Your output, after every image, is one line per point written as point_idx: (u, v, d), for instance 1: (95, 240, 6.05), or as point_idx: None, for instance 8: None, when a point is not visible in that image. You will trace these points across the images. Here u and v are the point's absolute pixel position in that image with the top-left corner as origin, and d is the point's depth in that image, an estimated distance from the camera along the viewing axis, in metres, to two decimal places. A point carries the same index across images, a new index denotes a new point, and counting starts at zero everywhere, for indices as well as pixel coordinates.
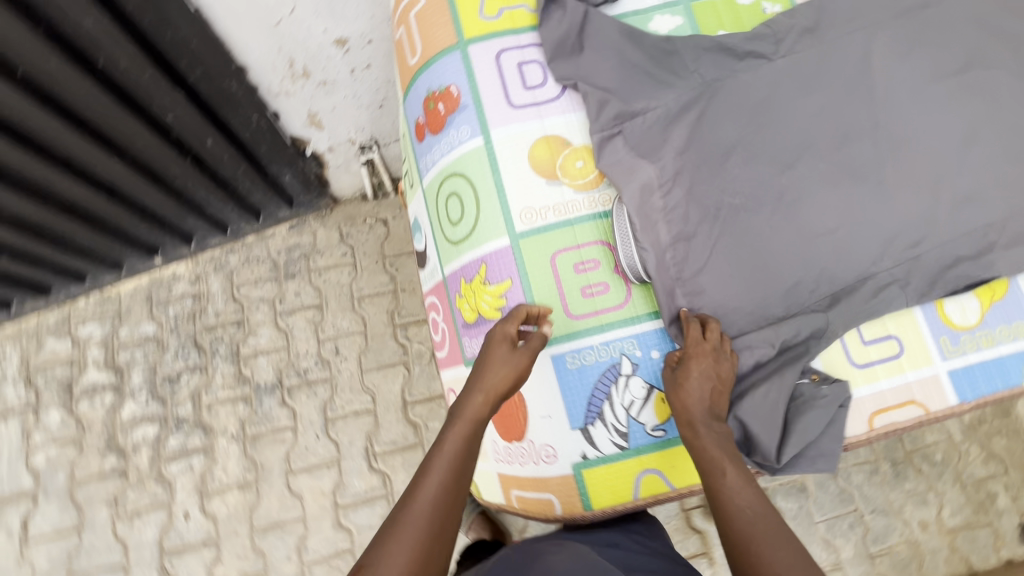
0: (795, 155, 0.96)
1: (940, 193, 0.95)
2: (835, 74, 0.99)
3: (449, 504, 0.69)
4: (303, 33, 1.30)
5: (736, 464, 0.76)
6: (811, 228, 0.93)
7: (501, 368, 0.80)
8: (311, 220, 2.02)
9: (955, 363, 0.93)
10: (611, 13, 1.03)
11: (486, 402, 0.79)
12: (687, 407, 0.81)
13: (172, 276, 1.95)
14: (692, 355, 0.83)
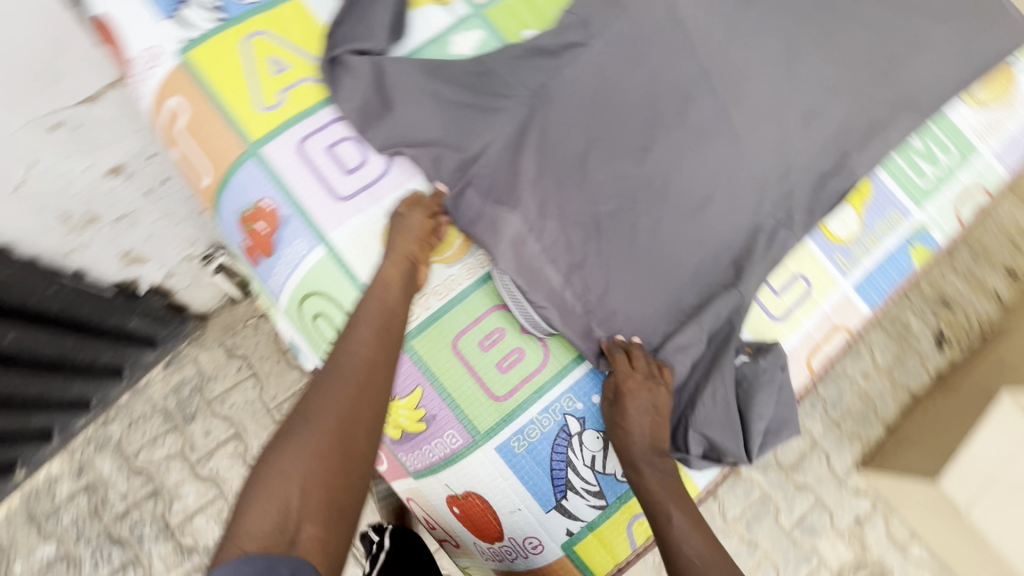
0: (647, 135, 0.91)
1: (784, 121, 0.95)
2: (652, 36, 0.94)
3: (379, 376, 0.69)
4: (63, 182, 1.04)
5: (676, 499, 0.76)
6: (689, 206, 0.89)
7: (400, 233, 0.81)
8: (185, 346, 1.63)
9: (856, 275, 0.95)
10: (403, 53, 0.90)
11: (396, 264, 0.80)
12: (632, 440, 0.79)
13: (47, 480, 1.52)
14: (627, 392, 0.79)
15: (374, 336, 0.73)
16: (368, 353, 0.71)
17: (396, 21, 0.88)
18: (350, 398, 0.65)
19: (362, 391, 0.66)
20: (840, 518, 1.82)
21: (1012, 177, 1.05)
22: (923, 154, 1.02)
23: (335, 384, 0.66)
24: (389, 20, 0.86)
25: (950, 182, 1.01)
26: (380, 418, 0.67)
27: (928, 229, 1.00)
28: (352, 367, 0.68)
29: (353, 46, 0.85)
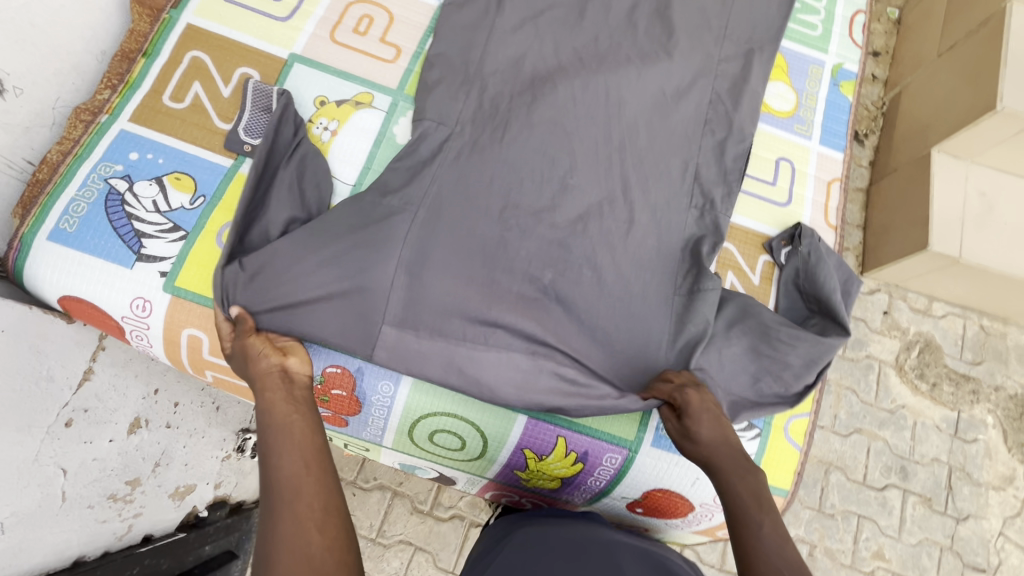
0: (609, 111, 0.93)
1: (702, 36, 1.00)
2: (557, 31, 0.96)
3: (313, 474, 0.66)
4: (94, 467, 0.98)
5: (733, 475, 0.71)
6: (675, 151, 0.94)
7: (242, 355, 0.76)
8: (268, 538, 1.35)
9: (816, 134, 1.06)
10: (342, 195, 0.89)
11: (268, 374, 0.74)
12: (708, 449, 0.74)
13: None
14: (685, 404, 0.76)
15: (285, 447, 0.68)
16: (295, 465, 0.66)
17: (300, 174, 0.85)
18: (302, 512, 0.62)
19: (301, 503, 0.63)
20: (873, 319, 2.04)
21: None
22: (802, 12, 1.14)
23: (284, 511, 0.62)
24: (290, 174, 0.84)
25: (834, 21, 1.14)
26: (332, 509, 0.64)
27: (843, 65, 1.12)
28: (285, 480, 0.65)
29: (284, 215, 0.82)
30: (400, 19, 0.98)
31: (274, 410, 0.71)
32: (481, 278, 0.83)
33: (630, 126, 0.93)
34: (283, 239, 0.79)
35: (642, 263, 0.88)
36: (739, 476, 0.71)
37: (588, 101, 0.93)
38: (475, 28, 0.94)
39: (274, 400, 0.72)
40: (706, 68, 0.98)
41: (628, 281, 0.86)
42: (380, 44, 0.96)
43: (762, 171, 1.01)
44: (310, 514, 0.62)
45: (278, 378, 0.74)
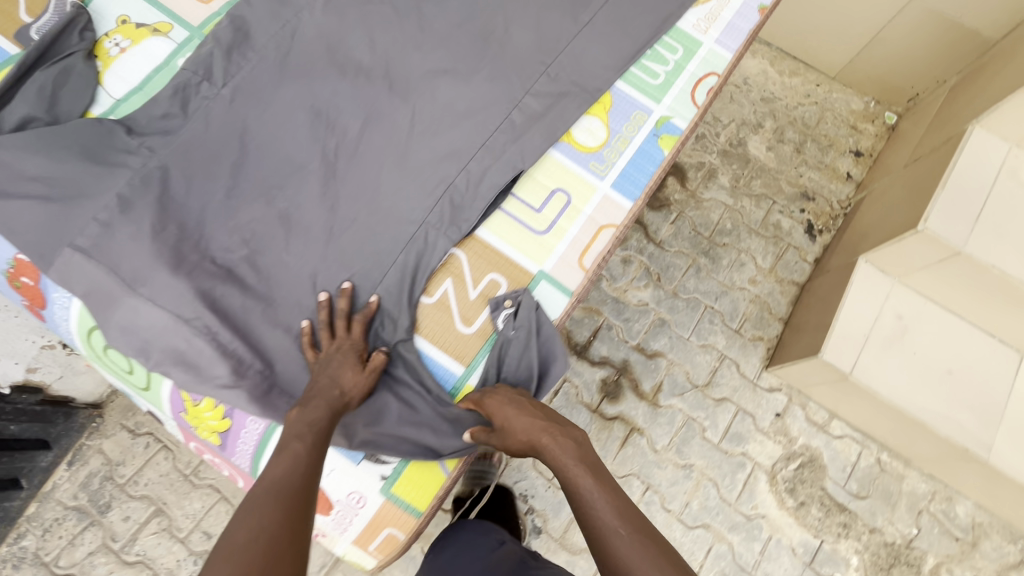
0: (384, 107, 0.97)
1: (506, 68, 1.04)
2: (366, 26, 1.02)
3: (300, 491, 0.67)
4: None
5: (601, 496, 0.74)
6: (433, 156, 0.96)
7: (336, 378, 0.80)
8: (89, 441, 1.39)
9: (610, 176, 1.03)
10: (100, 108, 0.93)
11: (320, 406, 0.77)
12: (529, 432, 0.80)
13: None
14: (491, 407, 0.83)
15: (287, 458, 0.71)
16: (292, 473, 0.69)
17: (60, 81, 0.90)
18: (269, 509, 0.63)
19: (275, 507, 0.64)
20: (761, 417, 1.78)
21: (741, 56, 1.16)
22: (650, 59, 1.12)
23: (259, 510, 0.63)
24: (48, 79, 0.89)
25: (680, 75, 1.11)
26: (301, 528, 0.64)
27: (671, 120, 1.08)
28: (276, 484, 0.67)
29: (25, 113, 0.86)
30: None
31: (305, 431, 0.74)
32: (188, 218, 0.88)
33: (396, 125, 0.97)
34: (14, 140, 0.84)
35: (354, 246, 0.90)
36: (557, 447, 0.80)
37: (366, 92, 0.97)
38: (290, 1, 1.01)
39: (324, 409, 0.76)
40: (505, 93, 1.02)
41: (335, 259, 0.89)
42: None
43: (531, 195, 0.99)
44: (274, 526, 0.62)
45: (330, 411, 0.77)
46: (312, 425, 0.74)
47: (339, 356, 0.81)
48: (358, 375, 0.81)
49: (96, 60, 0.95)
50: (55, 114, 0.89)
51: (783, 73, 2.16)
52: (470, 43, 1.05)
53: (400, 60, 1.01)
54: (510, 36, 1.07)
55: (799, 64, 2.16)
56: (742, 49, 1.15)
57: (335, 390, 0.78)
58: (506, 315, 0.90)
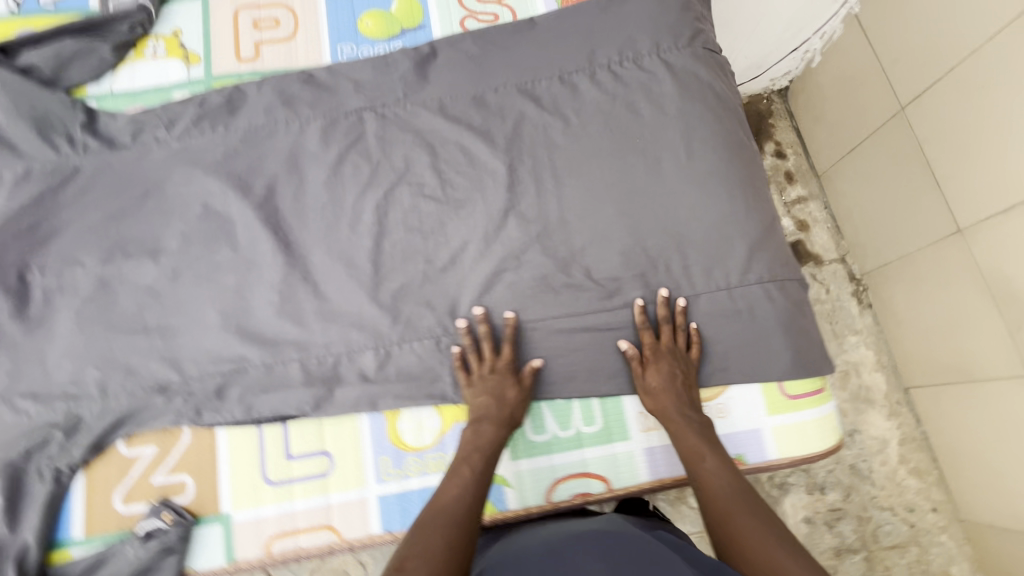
0: (266, 253, 0.92)
1: (405, 301, 0.92)
2: (330, 172, 0.97)
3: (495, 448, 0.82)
4: None
5: (722, 473, 0.77)
6: (257, 328, 0.89)
7: (494, 400, 0.85)
8: None
9: (388, 486, 0.85)
10: (94, 89, 1.00)
11: (461, 452, 0.81)
12: (660, 407, 0.85)
13: None
14: (651, 353, 0.88)
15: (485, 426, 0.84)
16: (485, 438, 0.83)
17: (81, 53, 0.98)
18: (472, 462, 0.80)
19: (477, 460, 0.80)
20: None
21: (663, 487, 0.87)
22: (554, 409, 0.89)
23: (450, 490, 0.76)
24: (71, 48, 0.97)
25: (567, 452, 0.87)
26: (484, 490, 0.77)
27: (506, 487, 0.86)
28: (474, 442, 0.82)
29: (35, 64, 0.97)
30: (290, 45, 1.03)
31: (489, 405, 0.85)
32: (45, 223, 0.91)
33: (260, 276, 0.91)
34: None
35: (121, 350, 0.87)
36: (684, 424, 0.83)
37: (265, 229, 0.92)
38: (291, 107, 0.98)
39: (506, 394, 0.86)
40: (378, 323, 0.90)
41: (98, 348, 0.87)
42: (252, 44, 1.02)
43: (299, 435, 0.86)
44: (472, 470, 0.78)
45: (498, 431, 0.83)
46: (475, 450, 0.81)
47: (498, 373, 0.87)
48: (513, 393, 0.86)
49: (127, 52, 1.01)
50: (57, 75, 0.98)
51: (898, 459, 1.60)
52: (400, 253, 0.94)
53: (327, 222, 0.95)
54: (441, 275, 0.93)
55: (931, 467, 1.59)
56: (662, 482, 0.87)
57: (484, 417, 0.84)
58: (148, 528, 0.79)
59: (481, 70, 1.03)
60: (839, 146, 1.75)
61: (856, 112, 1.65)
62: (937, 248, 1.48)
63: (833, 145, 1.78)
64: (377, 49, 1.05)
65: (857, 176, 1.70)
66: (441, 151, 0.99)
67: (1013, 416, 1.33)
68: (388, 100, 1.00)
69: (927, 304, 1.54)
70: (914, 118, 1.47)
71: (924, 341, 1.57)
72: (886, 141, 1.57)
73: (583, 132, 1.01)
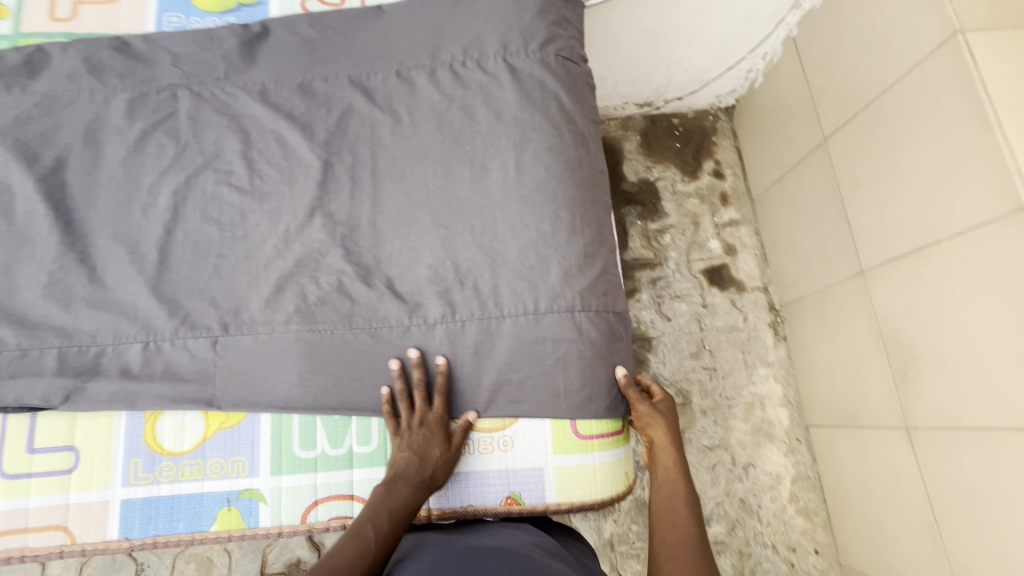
0: (41, 230, 0.85)
1: (187, 295, 0.86)
2: (131, 150, 0.91)
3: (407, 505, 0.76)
4: None
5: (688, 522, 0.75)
6: (18, 309, 0.83)
7: (416, 457, 0.79)
8: None
9: (135, 490, 0.80)
10: None
11: (368, 509, 0.74)
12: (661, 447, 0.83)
13: None
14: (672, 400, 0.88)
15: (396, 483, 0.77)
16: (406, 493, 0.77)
17: None
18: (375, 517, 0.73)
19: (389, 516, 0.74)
20: None
21: (432, 518, 0.82)
22: (329, 425, 0.84)
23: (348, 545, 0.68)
24: None
25: (334, 472, 0.82)
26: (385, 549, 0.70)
27: (263, 502, 0.81)
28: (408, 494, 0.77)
29: None
30: (112, 9, 0.96)
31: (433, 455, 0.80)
32: None
33: (31, 254, 0.85)
34: None
35: None
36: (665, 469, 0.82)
37: (45, 204, 0.86)
38: (98, 75, 0.92)
39: (434, 450, 0.80)
40: (153, 315, 0.85)
41: None
42: (69, 4, 0.95)
43: (44, 428, 0.80)
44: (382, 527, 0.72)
45: (413, 492, 0.77)
46: (384, 509, 0.74)
47: (440, 427, 0.82)
48: (437, 449, 0.80)
49: None
50: None
51: (789, 496, 1.56)
52: (193, 243, 0.88)
53: (119, 203, 0.88)
54: (233, 271, 0.88)
55: (820, 510, 1.54)
56: (432, 513, 0.82)
57: (400, 474, 0.78)
58: None
59: (313, 57, 0.96)
60: (770, 172, 1.70)
61: (788, 142, 1.59)
62: (840, 287, 1.43)
63: (767, 171, 1.72)
64: (209, 22, 0.98)
65: (782, 205, 1.65)
66: (255, 139, 0.93)
67: (887, 468, 1.30)
68: (206, 78, 0.94)
69: (830, 343, 1.49)
70: (831, 154, 1.41)
71: (823, 380, 1.52)
72: (810, 172, 1.52)
73: (413, 133, 0.94)
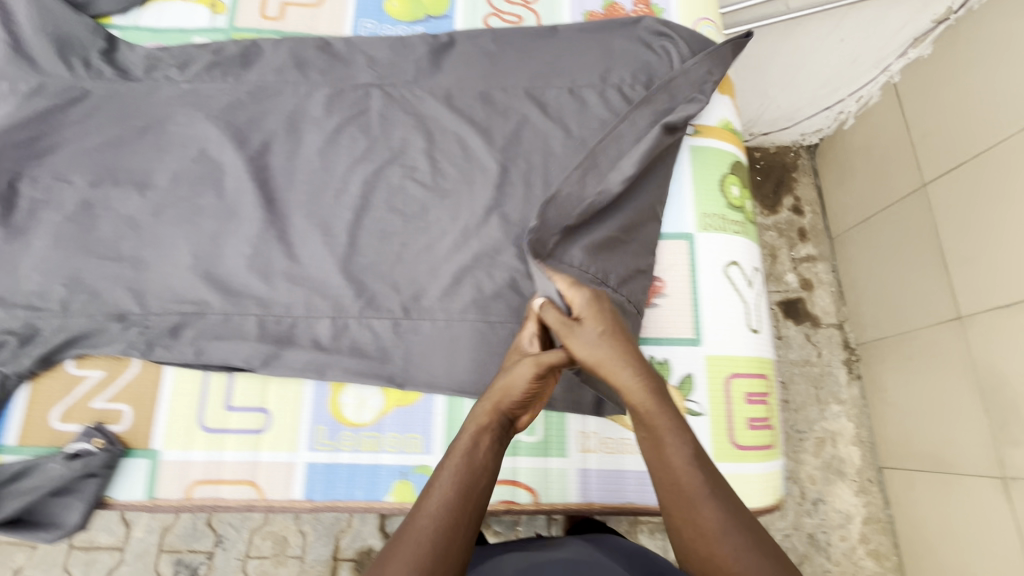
0: (247, 206, 0.93)
1: (372, 278, 0.92)
2: (327, 140, 0.98)
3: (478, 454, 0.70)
4: None
5: None
6: (223, 277, 0.90)
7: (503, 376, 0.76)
8: None
9: (319, 455, 0.85)
10: (121, 22, 1.03)
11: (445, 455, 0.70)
12: None
13: None
14: None
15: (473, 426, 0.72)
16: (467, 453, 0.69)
17: None
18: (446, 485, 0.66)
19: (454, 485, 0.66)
20: None
21: (590, 510, 0.86)
22: None
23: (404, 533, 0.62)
24: None
25: (502, 456, 0.87)
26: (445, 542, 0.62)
27: None
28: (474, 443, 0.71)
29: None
30: (315, 12, 1.05)
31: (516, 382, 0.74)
32: (45, 138, 0.94)
33: (238, 227, 0.92)
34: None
35: (90, 273, 0.89)
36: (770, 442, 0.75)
37: (252, 182, 0.94)
38: (303, 70, 1.00)
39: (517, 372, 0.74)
40: (342, 294, 0.91)
41: (69, 267, 0.89)
42: (277, 4, 1.04)
43: (241, 389, 0.87)
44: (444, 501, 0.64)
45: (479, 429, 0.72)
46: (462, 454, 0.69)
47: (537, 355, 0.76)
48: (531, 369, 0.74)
49: None
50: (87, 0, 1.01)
51: (858, 537, 1.55)
52: (379, 230, 0.94)
53: (315, 187, 0.95)
54: (414, 259, 0.94)
55: (891, 553, 1.53)
56: (591, 506, 0.85)
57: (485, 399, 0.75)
58: (77, 449, 0.80)
59: (493, 68, 1.03)
60: (854, 212, 1.70)
61: (879, 182, 1.59)
62: (929, 331, 1.43)
63: (850, 209, 1.72)
64: (399, 31, 1.07)
65: (865, 245, 1.66)
66: (438, 140, 0.99)
67: (976, 519, 1.30)
68: (397, 80, 1.01)
69: (912, 389, 1.49)
70: (933, 199, 1.42)
71: (902, 424, 1.52)
72: (903, 215, 1.52)
73: (584, 147, 1.00)
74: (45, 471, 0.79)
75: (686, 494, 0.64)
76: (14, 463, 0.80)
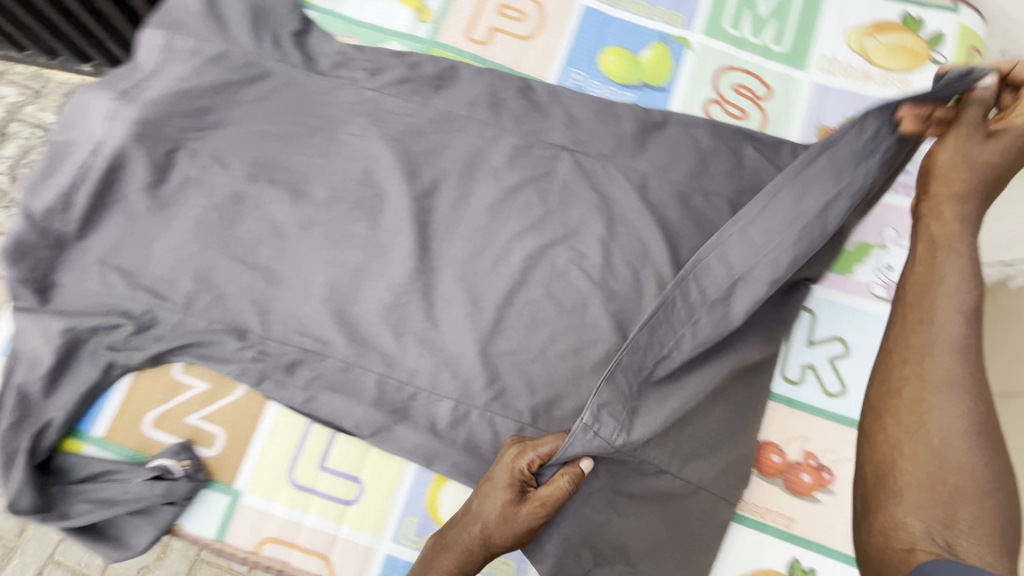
0: (399, 248, 0.83)
1: (508, 369, 0.81)
2: (500, 196, 0.87)
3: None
4: None
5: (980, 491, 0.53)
6: (353, 319, 0.81)
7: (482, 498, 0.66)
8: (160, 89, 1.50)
9: (401, 552, 0.76)
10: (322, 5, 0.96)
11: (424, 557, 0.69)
12: (945, 313, 0.60)
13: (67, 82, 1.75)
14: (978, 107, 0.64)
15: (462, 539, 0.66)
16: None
17: None
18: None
19: None
20: None
21: None
22: None
23: None
24: None
25: None
26: None
27: None
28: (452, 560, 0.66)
29: None
30: (525, 45, 0.94)
31: (482, 519, 0.65)
32: (214, 112, 0.87)
33: (383, 268, 0.83)
34: None
35: (221, 274, 0.82)
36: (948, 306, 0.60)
37: (411, 224, 0.84)
38: (495, 111, 0.89)
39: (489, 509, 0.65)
40: (473, 378, 0.80)
41: (202, 260, 0.82)
42: (487, 28, 0.94)
43: (342, 448, 0.79)
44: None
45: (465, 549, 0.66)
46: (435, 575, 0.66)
47: (500, 498, 0.64)
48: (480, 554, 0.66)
49: None
50: None
51: None
52: (529, 314, 0.83)
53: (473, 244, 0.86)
54: (557, 361, 0.82)
55: None
56: None
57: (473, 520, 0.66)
58: (161, 467, 0.73)
59: (703, 165, 0.89)
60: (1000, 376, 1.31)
61: None
62: None
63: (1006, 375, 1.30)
64: (607, 91, 0.94)
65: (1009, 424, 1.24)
66: (619, 230, 0.87)
67: None
68: (594, 149, 0.90)
69: None
70: None
71: None
72: None
73: None
74: (125, 481, 0.73)
75: (957, 491, 0.53)
76: (96, 462, 0.74)
